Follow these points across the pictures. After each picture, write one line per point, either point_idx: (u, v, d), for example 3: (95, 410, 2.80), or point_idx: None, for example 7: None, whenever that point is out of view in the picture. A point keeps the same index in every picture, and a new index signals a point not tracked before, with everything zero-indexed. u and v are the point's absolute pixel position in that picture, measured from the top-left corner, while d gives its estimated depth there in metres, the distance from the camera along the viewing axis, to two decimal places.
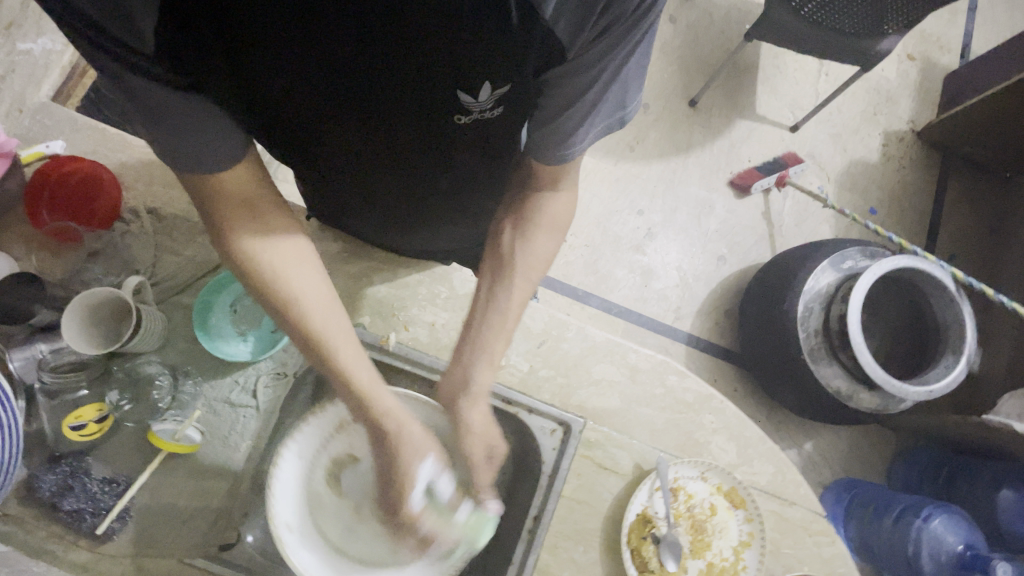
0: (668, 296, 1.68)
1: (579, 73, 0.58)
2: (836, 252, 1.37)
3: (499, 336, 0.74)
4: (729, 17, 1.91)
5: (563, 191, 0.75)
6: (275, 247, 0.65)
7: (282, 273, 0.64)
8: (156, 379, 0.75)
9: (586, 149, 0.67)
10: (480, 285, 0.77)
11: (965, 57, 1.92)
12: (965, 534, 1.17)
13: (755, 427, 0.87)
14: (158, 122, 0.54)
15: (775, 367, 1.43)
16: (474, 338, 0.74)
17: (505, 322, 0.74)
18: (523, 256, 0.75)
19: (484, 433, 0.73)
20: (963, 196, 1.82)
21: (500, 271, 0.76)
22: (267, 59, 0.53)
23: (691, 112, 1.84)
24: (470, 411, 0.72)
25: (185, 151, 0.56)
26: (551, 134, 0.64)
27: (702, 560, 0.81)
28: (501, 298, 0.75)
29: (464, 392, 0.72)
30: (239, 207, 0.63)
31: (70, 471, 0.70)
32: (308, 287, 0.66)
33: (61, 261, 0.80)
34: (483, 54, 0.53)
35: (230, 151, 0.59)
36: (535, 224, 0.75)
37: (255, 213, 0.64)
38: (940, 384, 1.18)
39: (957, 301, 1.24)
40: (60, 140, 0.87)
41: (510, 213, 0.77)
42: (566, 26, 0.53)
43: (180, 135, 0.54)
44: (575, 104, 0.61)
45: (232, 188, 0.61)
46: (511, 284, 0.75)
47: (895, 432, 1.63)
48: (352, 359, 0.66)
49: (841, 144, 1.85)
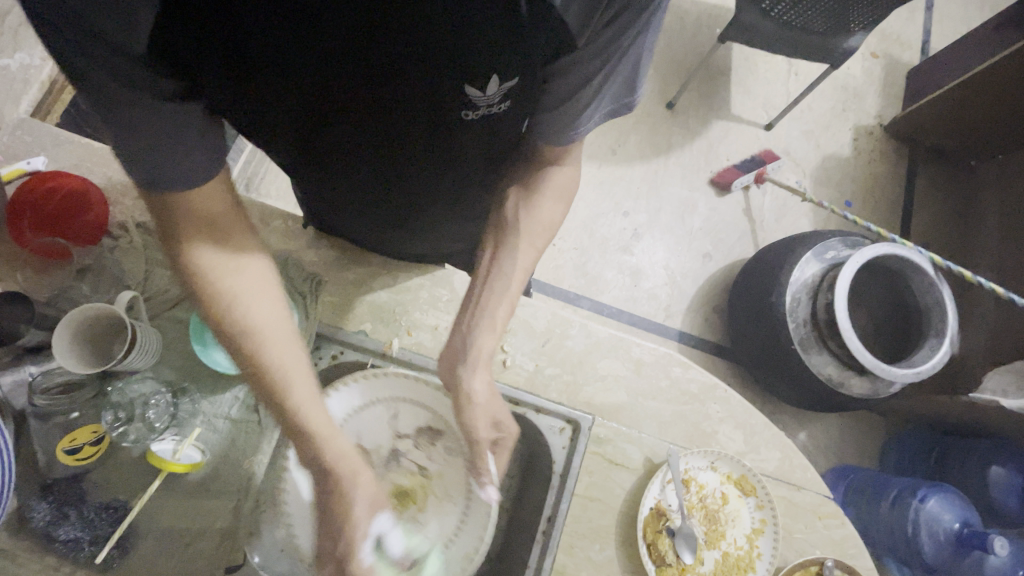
0: (657, 295, 1.70)
1: (586, 60, 0.60)
2: (818, 243, 1.40)
3: (502, 301, 0.74)
4: (701, 22, 1.96)
5: (569, 165, 0.77)
6: (226, 263, 0.61)
7: (239, 299, 0.61)
8: (151, 399, 0.72)
9: (591, 131, 0.70)
10: (485, 253, 0.78)
11: (925, 52, 2.01)
12: (960, 511, 1.20)
13: (759, 414, 0.88)
14: (130, 134, 0.53)
15: (766, 358, 1.46)
16: (476, 302, 0.75)
17: (508, 285, 0.75)
18: (528, 220, 0.76)
19: (488, 404, 0.71)
20: (933, 185, 1.89)
21: (504, 236, 0.77)
22: (271, 66, 0.53)
23: (669, 114, 1.88)
24: (471, 379, 0.71)
25: (168, 167, 0.55)
26: (563, 116, 0.66)
27: (717, 551, 0.81)
28: (507, 263, 0.75)
29: (463, 357, 0.72)
30: (202, 230, 0.60)
31: (62, 500, 0.67)
32: (268, 316, 0.62)
33: (47, 280, 0.77)
34: (495, 50, 0.53)
35: (200, 164, 0.57)
36: (542, 193, 0.76)
37: (217, 235, 0.61)
38: (927, 365, 1.21)
39: (937, 285, 1.28)
40: (41, 156, 0.85)
41: (517, 180, 0.78)
42: (576, 17, 0.54)
43: (161, 151, 0.55)
44: (583, 89, 0.63)
45: (192, 211, 0.59)
46: (517, 249, 0.76)
47: (884, 417, 1.66)
48: (308, 398, 0.62)
49: (814, 140, 1.90)
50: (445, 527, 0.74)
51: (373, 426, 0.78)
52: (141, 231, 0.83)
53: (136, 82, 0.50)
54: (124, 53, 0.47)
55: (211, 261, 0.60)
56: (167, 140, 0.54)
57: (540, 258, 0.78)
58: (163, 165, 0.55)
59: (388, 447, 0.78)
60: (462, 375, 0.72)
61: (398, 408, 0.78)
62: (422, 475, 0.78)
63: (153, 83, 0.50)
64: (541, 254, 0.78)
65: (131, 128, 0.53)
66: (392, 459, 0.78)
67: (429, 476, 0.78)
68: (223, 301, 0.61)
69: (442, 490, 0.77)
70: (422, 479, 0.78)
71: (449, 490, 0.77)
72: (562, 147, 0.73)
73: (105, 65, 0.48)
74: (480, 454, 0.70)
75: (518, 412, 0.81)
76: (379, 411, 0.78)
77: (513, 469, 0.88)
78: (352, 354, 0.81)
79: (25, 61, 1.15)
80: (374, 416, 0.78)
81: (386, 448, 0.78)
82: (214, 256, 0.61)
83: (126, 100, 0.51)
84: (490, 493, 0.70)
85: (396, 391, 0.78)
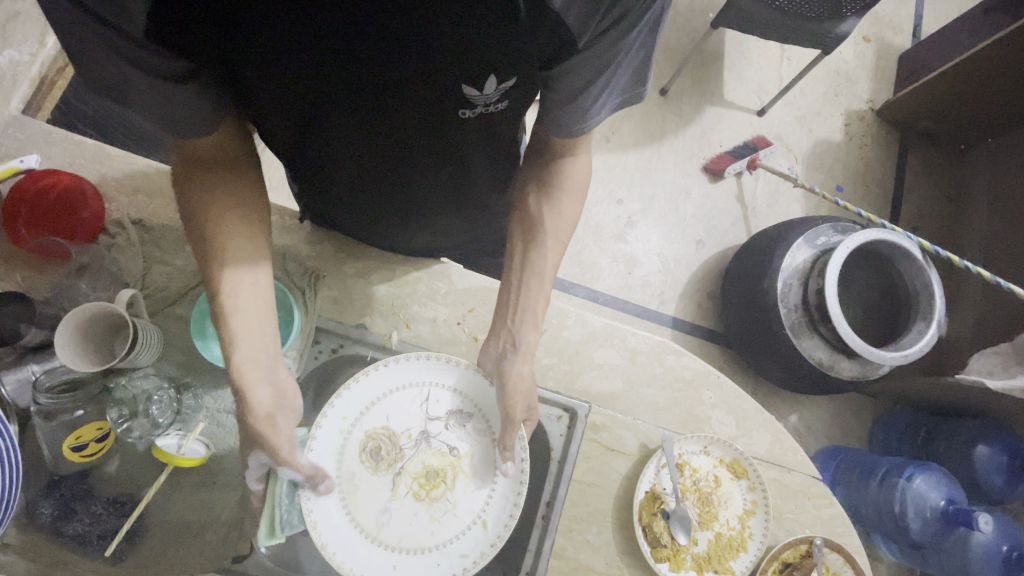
0: (651, 282, 1.72)
1: (590, 63, 0.61)
2: (809, 230, 1.42)
3: (539, 298, 0.79)
4: (694, 6, 1.95)
5: (581, 154, 0.77)
6: (219, 194, 0.67)
7: (220, 228, 0.67)
8: (154, 396, 0.74)
9: (599, 123, 0.71)
10: (513, 252, 0.81)
11: (916, 36, 2.01)
12: (946, 490, 1.22)
13: (752, 400, 0.90)
14: (146, 102, 0.57)
15: (758, 343, 1.48)
16: (514, 299, 0.79)
17: (541, 283, 0.79)
18: (552, 219, 0.79)
19: (528, 391, 0.76)
20: (923, 169, 1.91)
21: (532, 235, 0.79)
22: (271, 52, 0.54)
23: (662, 101, 1.88)
24: (519, 366, 0.77)
25: (166, 123, 0.59)
26: (570, 115, 0.68)
27: (710, 532, 0.83)
28: (537, 260, 0.79)
29: (513, 348, 0.78)
30: (201, 167, 0.66)
31: (69, 496, 0.68)
32: (242, 244, 0.68)
33: (45, 278, 0.78)
34: (492, 52, 0.56)
35: (200, 125, 0.60)
36: (559, 189, 0.78)
37: (212, 169, 0.66)
38: (915, 348, 1.23)
39: (925, 269, 1.30)
40: (34, 154, 0.83)
41: (532, 179, 0.79)
42: (576, 16, 0.55)
43: (164, 112, 0.57)
44: (589, 89, 0.64)
45: (199, 146, 0.64)
46: (545, 246, 0.79)
47: (872, 399, 1.70)
48: (250, 332, 0.67)
49: (806, 126, 1.91)
50: (473, 506, 0.76)
51: (404, 410, 0.79)
52: (138, 228, 0.82)
53: (139, 60, 0.52)
54: (131, 38, 0.50)
55: (211, 182, 0.66)
56: (169, 106, 0.56)
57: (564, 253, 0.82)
58: (172, 121, 0.59)
59: (417, 431, 0.79)
60: (509, 365, 0.77)
61: (430, 391, 0.80)
62: (450, 456, 0.79)
63: (153, 63, 0.53)
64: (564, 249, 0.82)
65: (147, 96, 0.56)
66: (421, 441, 0.79)
67: (458, 456, 0.79)
68: (210, 227, 0.67)
69: (471, 469, 0.79)
70: (450, 461, 0.79)
71: (477, 469, 0.78)
72: (569, 140, 0.73)
73: (108, 43, 0.50)
74: (512, 429, 0.74)
75: None
76: (411, 394, 0.80)
77: None
78: (352, 348, 0.83)
79: (13, 56, 1.14)
80: (404, 399, 0.80)
81: (414, 431, 0.79)
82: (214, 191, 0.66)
83: (142, 81, 0.54)
84: (507, 468, 0.76)
85: (436, 375, 0.80)
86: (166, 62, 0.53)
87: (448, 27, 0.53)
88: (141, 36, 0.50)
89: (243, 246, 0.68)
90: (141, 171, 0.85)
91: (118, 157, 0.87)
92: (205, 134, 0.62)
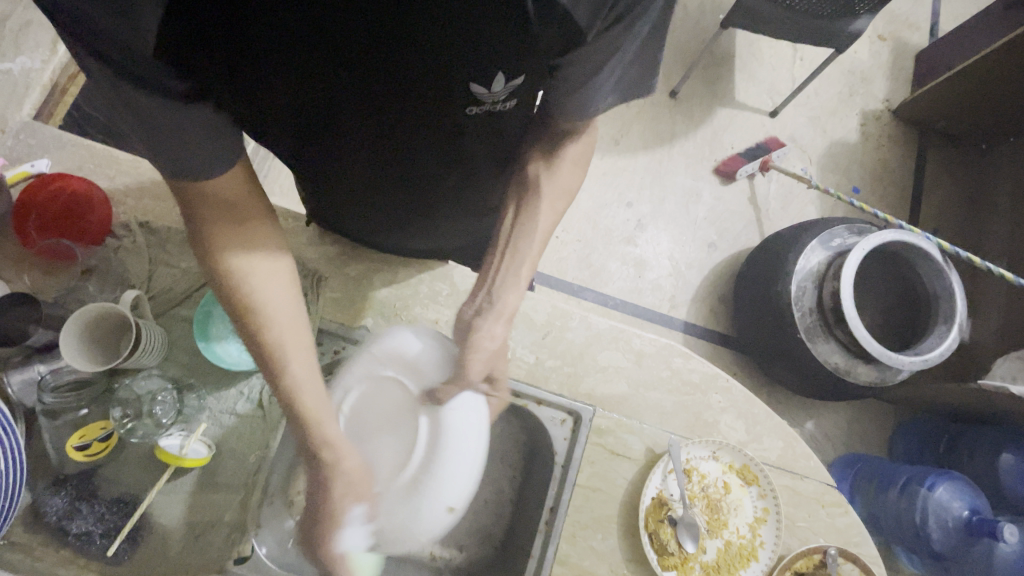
0: (662, 285, 1.69)
1: (596, 58, 0.59)
2: (824, 231, 1.39)
3: (525, 263, 0.76)
4: (704, 8, 1.93)
5: (588, 132, 0.76)
6: (247, 249, 0.63)
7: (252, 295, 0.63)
8: (158, 396, 0.74)
9: (604, 110, 0.68)
10: (505, 213, 0.78)
11: (934, 34, 1.97)
12: (970, 499, 1.18)
13: (762, 404, 0.88)
14: (156, 141, 0.53)
15: (771, 348, 1.45)
16: (504, 260, 0.76)
17: (531, 242, 0.76)
18: (551, 184, 0.76)
19: (492, 358, 0.70)
20: (942, 169, 1.86)
21: (528, 195, 0.76)
22: (281, 43, 0.52)
23: (672, 103, 1.86)
24: (493, 325, 0.72)
25: (186, 163, 0.55)
26: (578, 103, 0.66)
27: (719, 540, 0.81)
28: (530, 224, 0.76)
29: (489, 306, 0.73)
30: (223, 217, 0.62)
31: (76, 493, 0.69)
32: (278, 303, 0.64)
33: (53, 281, 0.79)
34: (501, 49, 0.56)
35: (216, 168, 0.57)
36: (563, 157, 0.75)
37: (235, 220, 0.63)
38: (934, 352, 1.20)
39: (946, 271, 1.26)
40: (45, 158, 0.86)
41: (539, 149, 0.76)
42: (582, 12, 0.54)
43: (180, 152, 0.54)
44: (593, 83, 0.62)
45: (213, 198, 0.60)
46: (538, 207, 0.76)
47: (891, 404, 1.65)
48: (306, 377, 0.64)
49: (821, 126, 1.88)
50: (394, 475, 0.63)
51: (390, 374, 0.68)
52: (144, 230, 0.83)
53: (149, 89, 0.49)
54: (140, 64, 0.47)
55: (226, 234, 0.62)
56: (184, 138, 0.53)
57: (559, 221, 0.79)
58: (183, 158, 0.54)
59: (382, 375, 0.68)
60: (482, 323, 0.71)
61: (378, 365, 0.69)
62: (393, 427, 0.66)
63: (164, 90, 0.49)
64: (560, 218, 0.79)
65: (158, 128, 0.52)
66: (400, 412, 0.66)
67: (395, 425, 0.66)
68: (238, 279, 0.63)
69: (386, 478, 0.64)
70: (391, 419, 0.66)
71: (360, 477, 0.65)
72: (576, 126, 0.72)
73: (108, 65, 0.46)
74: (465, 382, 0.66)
75: (520, 404, 0.82)
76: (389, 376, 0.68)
77: (518, 461, 0.89)
78: (353, 350, 0.82)
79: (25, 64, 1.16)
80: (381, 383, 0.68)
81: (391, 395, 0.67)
82: (233, 248, 0.62)
83: (155, 115, 0.51)
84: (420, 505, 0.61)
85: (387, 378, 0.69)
86: (176, 87, 0.49)
87: (459, 22, 0.52)
88: (151, 58, 0.47)
89: (283, 295, 0.66)
90: (149, 176, 0.87)
91: (126, 161, 0.88)
92: (214, 180, 0.58)
